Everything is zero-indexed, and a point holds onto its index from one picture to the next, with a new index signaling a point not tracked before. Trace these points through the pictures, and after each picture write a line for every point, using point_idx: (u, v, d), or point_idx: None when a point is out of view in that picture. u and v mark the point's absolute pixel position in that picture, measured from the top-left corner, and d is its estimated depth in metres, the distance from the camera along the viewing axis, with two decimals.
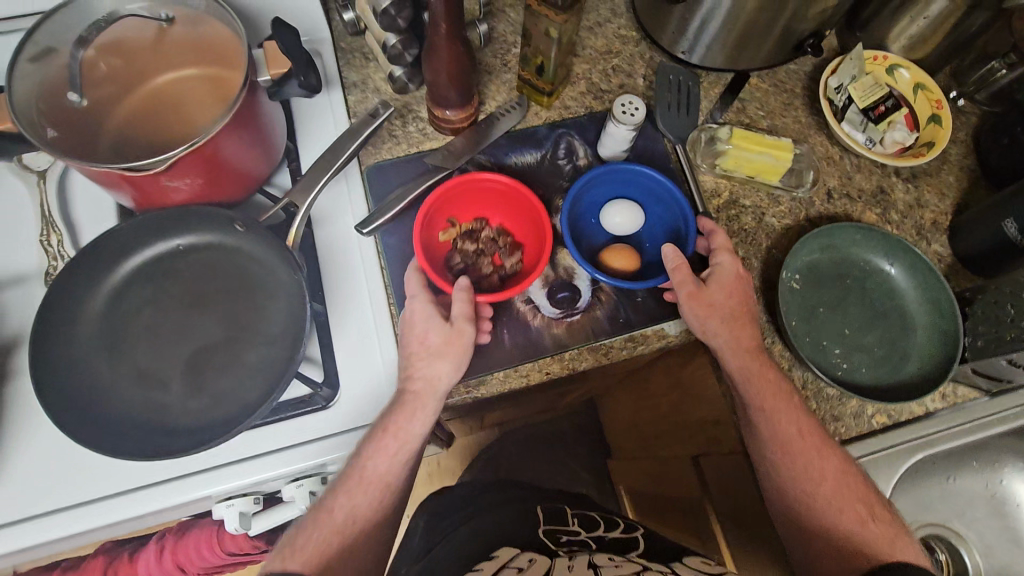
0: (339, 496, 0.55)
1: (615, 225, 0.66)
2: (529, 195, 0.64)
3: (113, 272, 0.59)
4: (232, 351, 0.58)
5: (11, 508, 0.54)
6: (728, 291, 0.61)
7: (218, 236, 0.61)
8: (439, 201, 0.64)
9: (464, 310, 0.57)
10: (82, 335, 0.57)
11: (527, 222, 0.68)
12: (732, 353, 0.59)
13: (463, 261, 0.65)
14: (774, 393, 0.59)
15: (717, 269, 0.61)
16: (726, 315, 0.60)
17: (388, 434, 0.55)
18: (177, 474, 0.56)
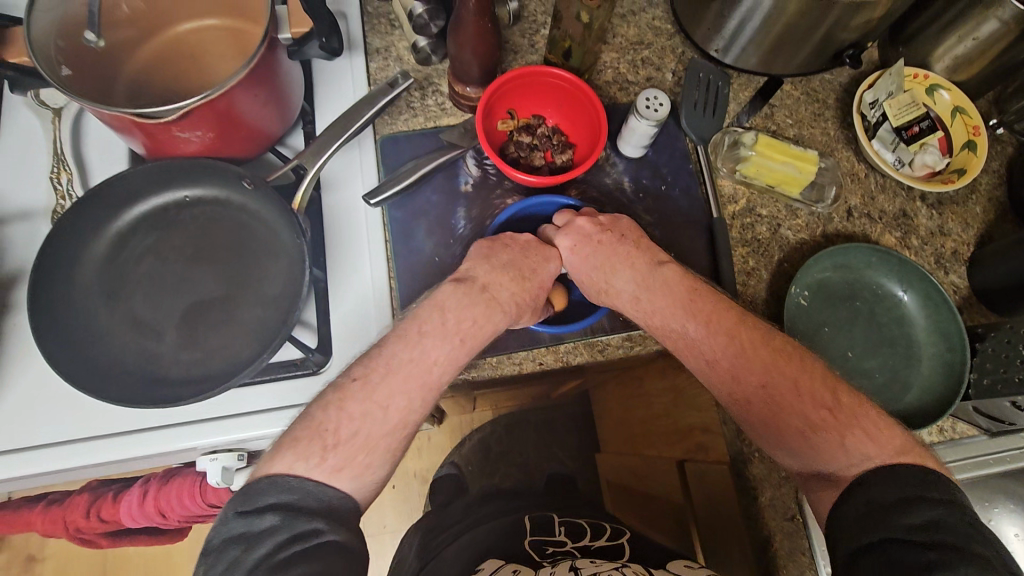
0: (394, 394, 0.52)
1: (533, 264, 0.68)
2: (591, 93, 0.62)
3: (119, 218, 0.59)
4: (228, 308, 0.58)
5: (3, 439, 0.55)
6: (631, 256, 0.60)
7: (226, 193, 0.60)
8: (501, 88, 0.63)
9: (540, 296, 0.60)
10: (85, 277, 0.58)
11: (584, 123, 0.66)
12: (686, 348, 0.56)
13: (517, 151, 0.65)
14: (761, 368, 0.53)
15: (625, 255, 0.60)
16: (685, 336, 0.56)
17: (453, 330, 0.55)
18: (166, 424, 0.57)
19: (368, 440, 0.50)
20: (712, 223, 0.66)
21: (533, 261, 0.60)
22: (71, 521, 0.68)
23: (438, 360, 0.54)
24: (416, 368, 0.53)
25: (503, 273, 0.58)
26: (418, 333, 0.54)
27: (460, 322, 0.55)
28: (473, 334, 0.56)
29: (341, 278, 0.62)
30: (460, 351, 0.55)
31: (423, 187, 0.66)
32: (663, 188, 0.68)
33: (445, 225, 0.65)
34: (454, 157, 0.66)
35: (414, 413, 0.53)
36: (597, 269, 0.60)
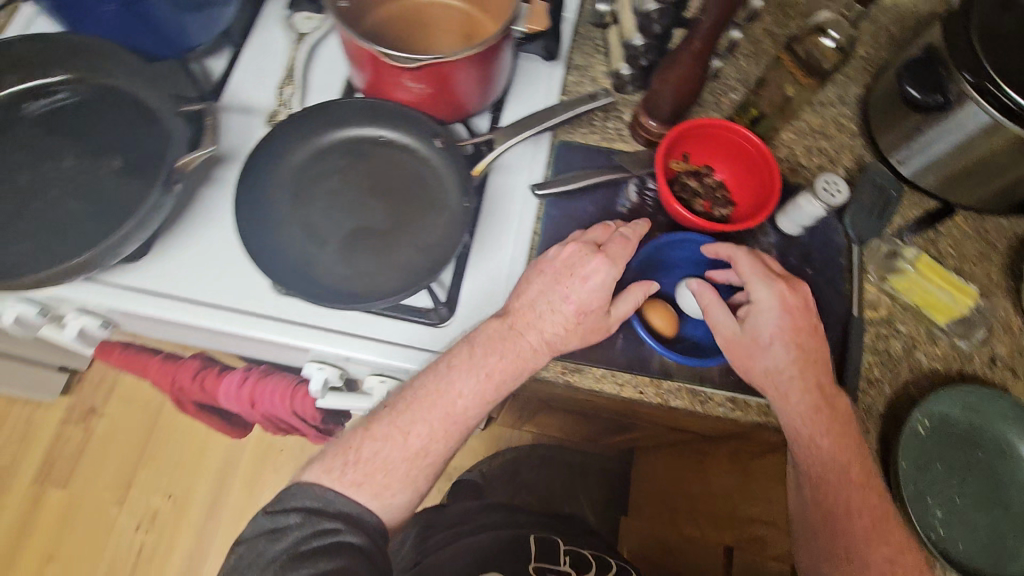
0: (418, 424, 0.58)
1: (694, 281, 0.61)
2: (771, 161, 0.64)
3: (323, 136, 0.67)
4: (386, 241, 0.63)
5: (166, 283, 0.61)
6: (797, 333, 0.60)
7: (417, 144, 0.67)
8: (687, 130, 0.66)
9: (626, 311, 0.60)
10: (281, 175, 0.65)
11: (751, 187, 0.68)
12: (821, 476, 0.59)
13: (680, 191, 0.67)
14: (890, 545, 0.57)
15: (814, 347, 0.61)
16: (837, 467, 0.58)
17: (483, 367, 0.58)
18: (298, 321, 0.62)
19: (389, 464, 0.58)
20: (850, 320, 0.66)
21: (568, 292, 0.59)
22: (180, 381, 0.73)
23: (462, 396, 0.59)
24: (441, 401, 0.58)
25: (540, 314, 0.60)
26: (443, 372, 0.59)
27: (486, 363, 0.58)
28: (502, 374, 0.58)
29: (484, 251, 0.67)
30: (486, 386, 0.58)
31: (582, 197, 0.69)
32: (807, 271, 0.68)
33: None
34: (620, 179, 0.69)
35: (436, 444, 0.59)
36: (791, 335, 0.60)
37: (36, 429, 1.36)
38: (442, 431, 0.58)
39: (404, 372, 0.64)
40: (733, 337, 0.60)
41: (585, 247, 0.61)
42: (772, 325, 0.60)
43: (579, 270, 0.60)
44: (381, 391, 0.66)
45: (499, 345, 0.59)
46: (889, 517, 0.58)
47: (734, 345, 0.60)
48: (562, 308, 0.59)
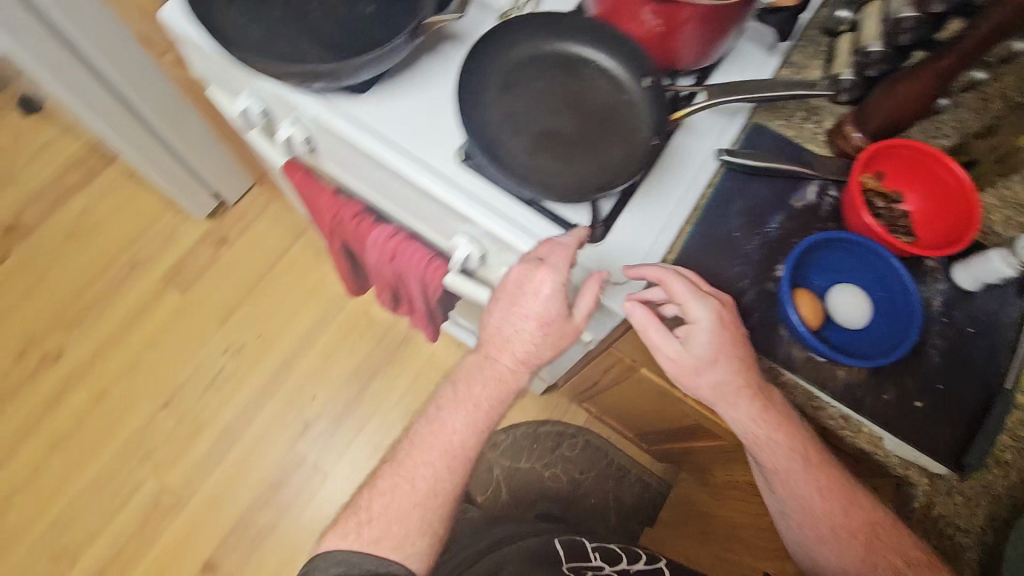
0: (424, 468, 0.69)
1: (626, 306, 0.63)
2: (974, 203, 0.62)
3: (546, 41, 0.71)
4: (570, 152, 0.68)
5: (379, 122, 0.71)
6: (734, 366, 0.61)
7: (626, 77, 0.70)
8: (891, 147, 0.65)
9: (587, 309, 0.65)
10: (499, 62, 0.70)
11: (940, 226, 0.65)
12: (789, 482, 0.63)
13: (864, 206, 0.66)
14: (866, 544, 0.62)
15: (754, 361, 0.62)
16: (813, 494, 0.63)
17: (466, 409, 0.70)
18: (473, 192, 0.68)
19: (408, 513, 0.68)
20: (1000, 392, 0.61)
21: (530, 312, 0.65)
22: (346, 223, 0.81)
23: (457, 431, 0.70)
24: (437, 443, 0.70)
25: (513, 343, 0.68)
26: (430, 418, 0.71)
27: (469, 397, 0.70)
28: (486, 402, 0.70)
29: (652, 194, 0.69)
30: (476, 414, 0.70)
31: (761, 179, 0.70)
32: (970, 330, 0.64)
33: (756, 214, 0.68)
34: (803, 175, 0.69)
35: (443, 482, 0.70)
36: (727, 369, 0.61)
37: (174, 242, 1.54)
38: (452, 463, 0.70)
39: None
40: (679, 357, 0.63)
41: (529, 264, 0.64)
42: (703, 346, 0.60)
43: (528, 287, 0.64)
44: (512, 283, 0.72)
45: (480, 374, 0.70)
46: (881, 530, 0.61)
47: (686, 367, 0.62)
48: (526, 328, 0.66)
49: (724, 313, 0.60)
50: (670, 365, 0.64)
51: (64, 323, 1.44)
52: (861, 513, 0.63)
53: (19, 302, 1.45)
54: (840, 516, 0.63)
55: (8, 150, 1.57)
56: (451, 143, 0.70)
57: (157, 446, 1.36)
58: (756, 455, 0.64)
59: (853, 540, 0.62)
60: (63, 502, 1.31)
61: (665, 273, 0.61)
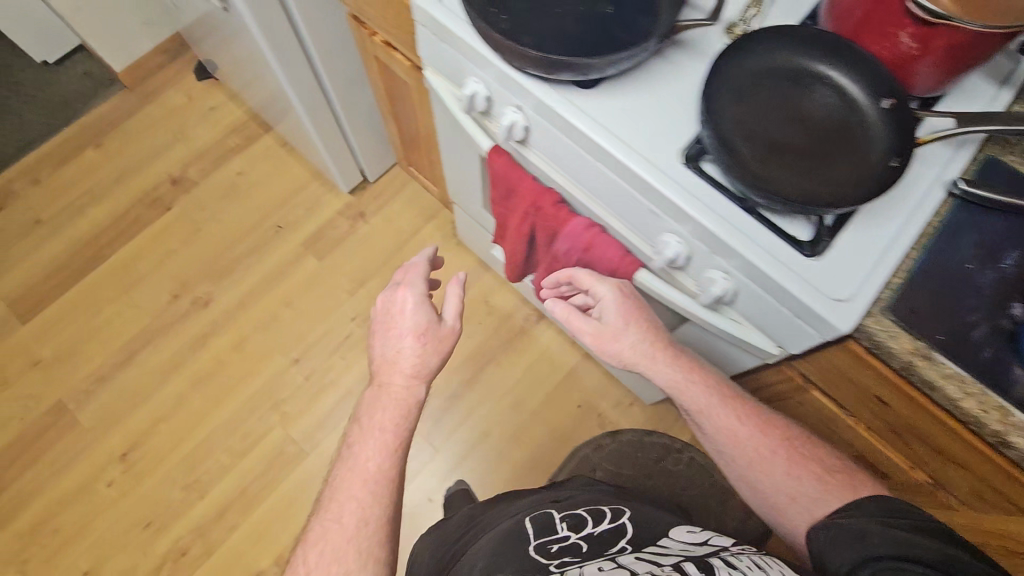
0: (326, 521, 0.74)
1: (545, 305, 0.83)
2: None
3: (782, 49, 0.71)
4: (799, 162, 0.68)
5: (605, 117, 0.73)
6: (624, 315, 0.80)
7: (864, 92, 0.68)
8: None
9: (562, 312, 0.82)
10: (733, 68, 0.70)
11: None
12: (707, 419, 0.81)
13: None
14: (785, 466, 0.78)
15: (656, 325, 0.83)
16: (745, 434, 0.80)
17: (346, 475, 0.77)
18: (693, 193, 0.70)
19: (346, 557, 0.72)
20: None
21: (392, 332, 0.82)
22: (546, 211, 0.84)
23: (372, 459, 0.77)
24: (355, 475, 0.77)
25: (377, 406, 0.80)
26: (336, 480, 0.77)
27: (373, 426, 0.79)
28: (389, 421, 0.79)
29: (876, 214, 0.68)
30: (384, 444, 0.78)
31: (995, 213, 0.69)
32: None
33: (986, 249, 0.67)
34: None
35: (370, 510, 0.75)
36: (618, 306, 0.81)
37: (316, 212, 1.63)
38: (374, 490, 0.76)
39: (750, 279, 0.70)
40: (596, 330, 0.82)
41: (400, 285, 0.85)
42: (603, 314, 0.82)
43: (396, 308, 0.83)
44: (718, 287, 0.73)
45: (347, 458, 0.78)
46: (796, 450, 0.80)
47: (604, 339, 0.82)
48: (407, 346, 0.81)
49: (559, 308, 0.82)
50: (597, 342, 0.82)
51: (214, 273, 1.55)
52: (773, 433, 0.81)
53: (176, 251, 1.57)
54: (771, 457, 0.79)
55: (180, 109, 1.71)
56: (676, 143, 0.72)
57: (285, 398, 1.45)
58: (684, 405, 0.82)
59: (777, 456, 0.79)
60: (198, 438, 1.41)
61: (574, 273, 0.84)
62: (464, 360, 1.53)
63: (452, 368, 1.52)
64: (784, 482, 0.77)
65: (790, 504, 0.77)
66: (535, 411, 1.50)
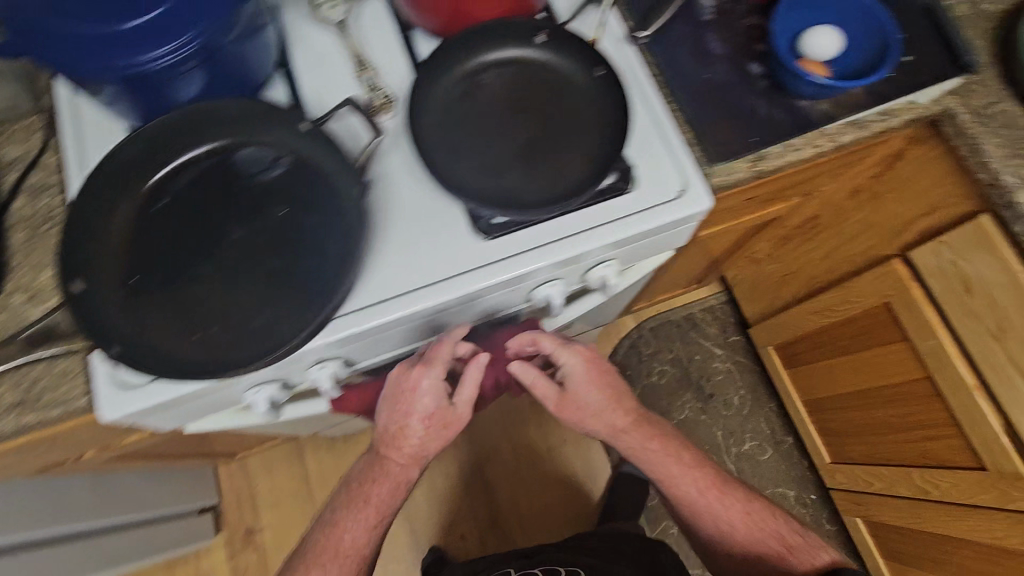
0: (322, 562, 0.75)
1: (514, 369, 0.73)
2: None
3: (435, 85, 0.65)
4: (550, 144, 0.65)
5: (394, 284, 0.63)
6: (581, 380, 0.75)
7: (519, 49, 0.67)
8: None
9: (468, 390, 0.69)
10: (427, 137, 0.64)
11: None
12: (672, 481, 0.82)
13: None
14: (692, 494, 0.82)
15: (610, 375, 0.77)
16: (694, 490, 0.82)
17: (334, 526, 0.76)
18: (519, 250, 0.65)
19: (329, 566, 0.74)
20: (932, 6, 0.73)
21: (400, 398, 0.69)
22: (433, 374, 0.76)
23: (351, 530, 0.75)
24: (332, 546, 0.75)
25: (383, 483, 0.75)
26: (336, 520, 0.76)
27: (368, 498, 0.75)
28: (376, 497, 0.75)
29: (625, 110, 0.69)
30: (368, 516, 0.75)
31: (673, 24, 0.73)
32: None
33: (695, 56, 0.71)
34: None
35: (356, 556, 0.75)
36: (587, 382, 0.75)
37: None
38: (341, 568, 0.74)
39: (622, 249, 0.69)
40: (559, 398, 0.76)
41: (407, 363, 0.70)
42: (569, 378, 0.75)
43: (408, 384, 0.69)
44: (608, 276, 0.72)
45: (349, 507, 0.76)
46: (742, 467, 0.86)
47: (563, 402, 0.76)
48: (413, 425, 0.70)
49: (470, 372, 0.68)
50: (563, 411, 0.77)
51: None
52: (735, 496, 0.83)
53: None
54: (702, 498, 0.82)
55: None
56: (463, 233, 0.65)
57: None
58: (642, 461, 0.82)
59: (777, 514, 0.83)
60: None
61: (535, 333, 0.73)
62: (467, 489, 1.41)
63: (466, 507, 1.40)
64: (717, 506, 0.82)
65: (748, 554, 0.81)
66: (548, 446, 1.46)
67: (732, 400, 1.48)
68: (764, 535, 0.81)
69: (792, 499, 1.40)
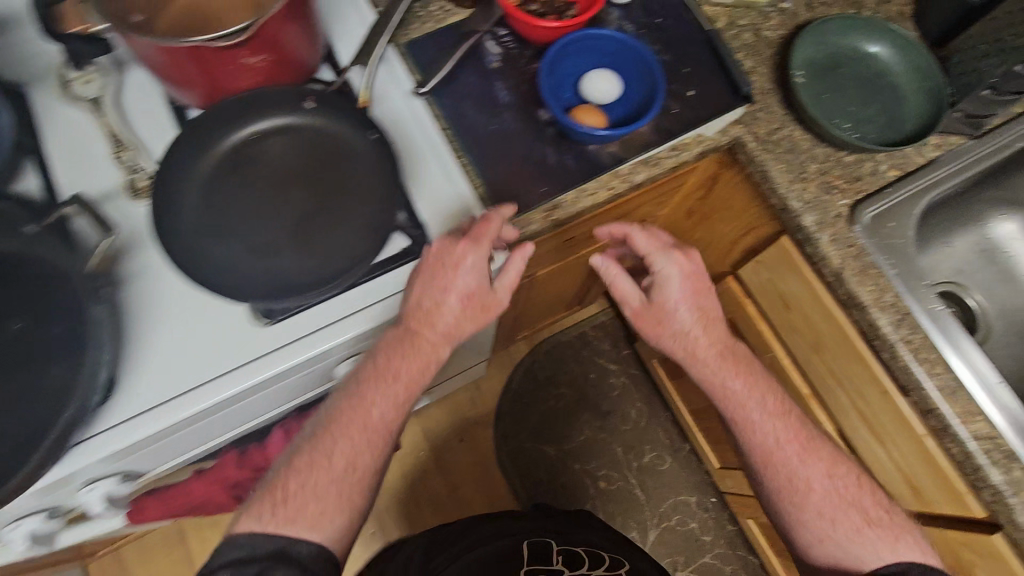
0: (290, 474, 0.58)
1: (593, 262, 0.68)
2: None
3: (199, 165, 0.62)
4: (328, 216, 0.62)
5: (161, 388, 0.57)
6: (687, 284, 0.67)
7: (289, 117, 0.64)
8: None
9: (509, 284, 0.62)
10: (187, 224, 0.59)
11: None
12: (754, 428, 0.68)
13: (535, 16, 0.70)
14: (823, 462, 0.67)
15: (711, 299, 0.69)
16: (784, 443, 0.67)
17: (326, 435, 0.58)
18: (303, 332, 0.60)
19: (313, 516, 0.56)
20: (710, 37, 0.74)
21: (432, 287, 0.59)
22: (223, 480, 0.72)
23: (376, 407, 0.59)
24: (353, 433, 0.59)
25: (410, 363, 0.60)
26: (356, 393, 0.60)
27: (388, 368, 0.60)
28: (405, 373, 0.60)
29: (412, 170, 0.67)
30: (395, 391, 0.60)
31: (459, 75, 0.71)
32: (659, 21, 0.75)
33: (483, 106, 0.70)
34: (474, 43, 0.71)
35: (325, 476, 0.57)
36: (688, 297, 0.67)
37: None
38: (335, 485, 0.57)
39: None
40: (642, 308, 0.68)
41: (449, 237, 0.61)
42: (653, 292, 0.68)
43: (446, 260, 0.59)
44: None
45: (338, 421, 0.59)
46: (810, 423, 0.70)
47: (641, 316, 0.69)
48: (449, 303, 0.59)
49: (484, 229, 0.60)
50: (637, 321, 0.69)
51: None
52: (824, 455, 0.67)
53: None
54: (782, 451, 0.67)
55: None
56: (239, 320, 0.60)
57: None
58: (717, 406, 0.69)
59: (824, 474, 0.66)
60: None
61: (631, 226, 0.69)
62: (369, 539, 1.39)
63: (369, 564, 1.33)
64: (796, 468, 0.67)
65: (822, 520, 0.65)
66: (450, 485, 1.42)
67: (629, 414, 1.49)
68: (842, 508, 0.65)
69: (695, 505, 1.43)
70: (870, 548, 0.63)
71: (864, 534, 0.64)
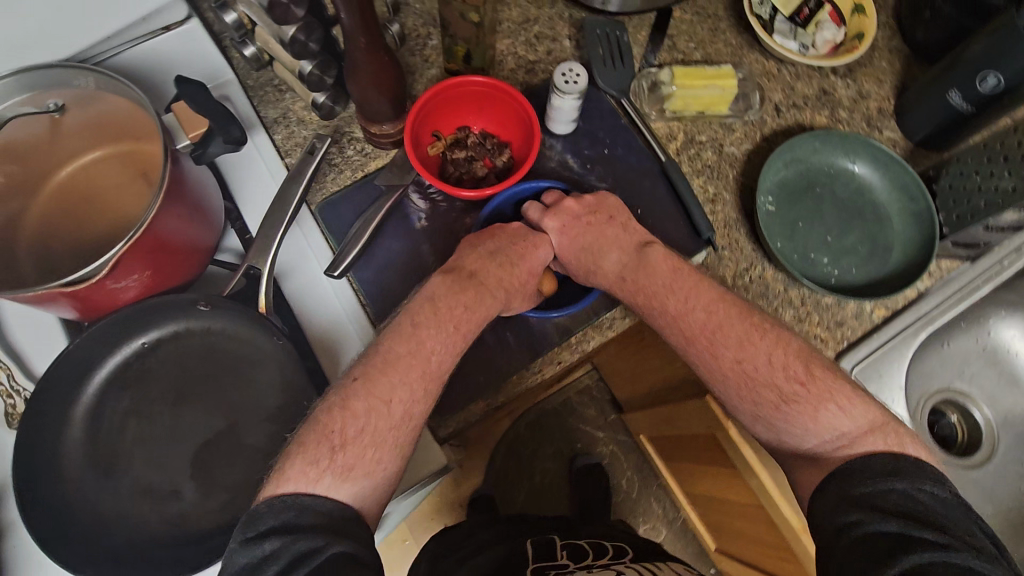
0: (336, 412, 0.50)
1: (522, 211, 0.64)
2: (512, 90, 0.61)
3: (80, 396, 0.54)
4: (234, 439, 0.55)
5: None
6: (576, 236, 0.61)
7: (183, 322, 0.56)
8: (422, 114, 0.61)
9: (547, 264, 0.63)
10: (71, 473, 0.52)
11: (515, 124, 0.65)
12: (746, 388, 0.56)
13: (457, 170, 0.63)
14: (734, 340, 0.56)
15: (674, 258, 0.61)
16: (784, 378, 0.55)
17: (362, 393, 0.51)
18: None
19: (358, 459, 0.48)
20: (665, 168, 0.65)
21: (520, 248, 0.61)
22: None
23: (438, 354, 0.54)
24: (381, 398, 0.51)
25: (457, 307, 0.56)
26: (414, 329, 0.54)
27: (457, 314, 0.56)
28: (467, 325, 0.56)
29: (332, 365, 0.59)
30: (456, 337, 0.55)
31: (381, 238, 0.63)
32: (606, 151, 0.66)
33: (411, 274, 0.62)
34: (397, 199, 0.62)
35: (368, 433, 0.50)
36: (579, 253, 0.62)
37: None
38: (383, 465, 0.49)
39: None
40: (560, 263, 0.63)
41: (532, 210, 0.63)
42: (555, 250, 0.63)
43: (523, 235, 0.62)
44: None
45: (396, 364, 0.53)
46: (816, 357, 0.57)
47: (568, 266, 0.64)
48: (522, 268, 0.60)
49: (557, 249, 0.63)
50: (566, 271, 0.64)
51: None
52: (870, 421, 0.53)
53: None
54: (769, 387, 0.55)
55: None
56: None
57: None
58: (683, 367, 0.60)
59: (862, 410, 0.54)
60: None
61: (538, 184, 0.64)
62: None
63: None
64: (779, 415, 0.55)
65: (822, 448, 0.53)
66: None
67: (621, 485, 1.42)
68: (757, 391, 0.55)
69: None
70: (802, 450, 0.54)
71: (780, 418, 0.55)
